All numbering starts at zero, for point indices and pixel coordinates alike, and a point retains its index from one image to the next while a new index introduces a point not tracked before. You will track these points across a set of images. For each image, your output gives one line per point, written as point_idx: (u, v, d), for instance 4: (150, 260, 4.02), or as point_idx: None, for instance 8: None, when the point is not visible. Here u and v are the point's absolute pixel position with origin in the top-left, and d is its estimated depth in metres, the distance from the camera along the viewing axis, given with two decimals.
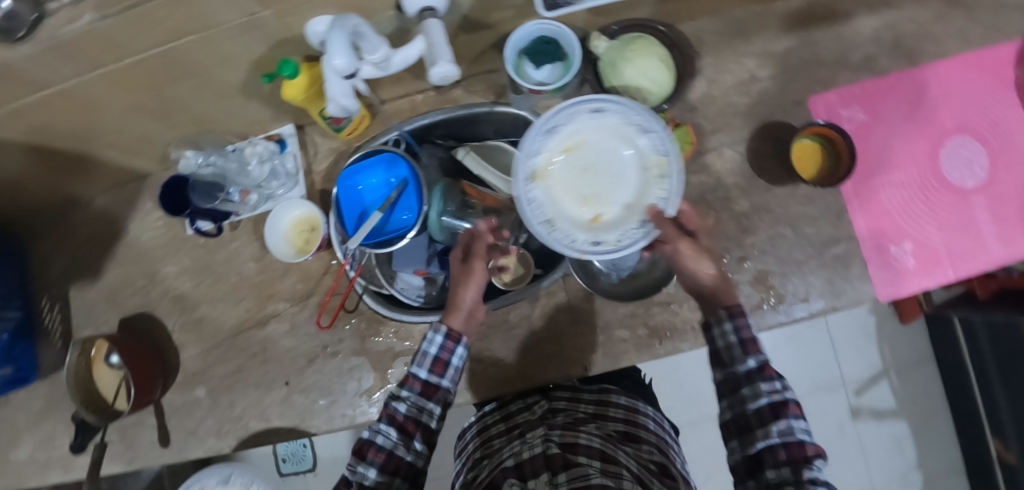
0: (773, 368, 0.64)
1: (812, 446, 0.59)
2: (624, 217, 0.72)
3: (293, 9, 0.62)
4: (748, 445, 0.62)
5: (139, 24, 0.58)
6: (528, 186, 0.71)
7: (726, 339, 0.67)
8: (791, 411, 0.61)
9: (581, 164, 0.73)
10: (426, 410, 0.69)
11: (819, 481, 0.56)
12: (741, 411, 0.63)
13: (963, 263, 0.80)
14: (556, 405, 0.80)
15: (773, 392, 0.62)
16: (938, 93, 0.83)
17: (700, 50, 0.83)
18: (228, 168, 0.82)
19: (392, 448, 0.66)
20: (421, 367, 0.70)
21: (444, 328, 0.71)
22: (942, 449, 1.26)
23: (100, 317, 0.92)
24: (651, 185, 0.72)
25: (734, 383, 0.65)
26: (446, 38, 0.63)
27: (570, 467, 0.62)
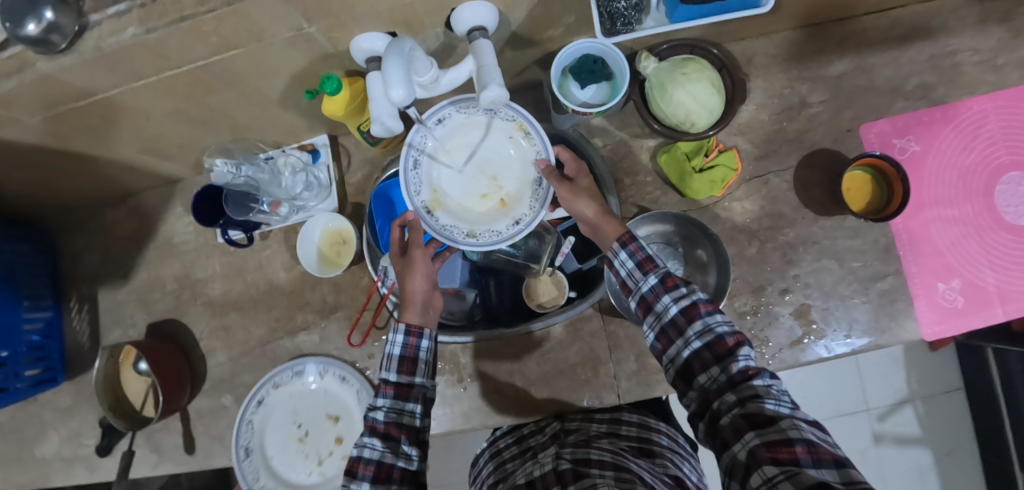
0: (676, 276, 0.61)
1: (732, 336, 0.56)
2: (526, 187, 0.73)
3: (340, 25, 0.60)
4: (675, 360, 0.59)
5: (185, 37, 0.56)
6: (433, 216, 0.72)
7: (625, 266, 0.64)
8: (703, 311, 0.58)
9: (462, 171, 0.74)
10: (406, 411, 0.66)
11: (754, 372, 0.54)
12: (659, 327, 0.60)
13: (1014, 304, 0.77)
14: (568, 426, 0.77)
15: (679, 298, 0.59)
16: (995, 126, 0.79)
17: (750, 72, 0.81)
18: (261, 179, 0.81)
19: (380, 458, 0.62)
20: (390, 371, 0.67)
21: (402, 326, 0.67)
22: (966, 479, 1.24)
23: (128, 319, 0.92)
24: (526, 147, 0.73)
25: (647, 304, 0.61)
26: (497, 60, 0.60)
27: (579, 479, 0.60)
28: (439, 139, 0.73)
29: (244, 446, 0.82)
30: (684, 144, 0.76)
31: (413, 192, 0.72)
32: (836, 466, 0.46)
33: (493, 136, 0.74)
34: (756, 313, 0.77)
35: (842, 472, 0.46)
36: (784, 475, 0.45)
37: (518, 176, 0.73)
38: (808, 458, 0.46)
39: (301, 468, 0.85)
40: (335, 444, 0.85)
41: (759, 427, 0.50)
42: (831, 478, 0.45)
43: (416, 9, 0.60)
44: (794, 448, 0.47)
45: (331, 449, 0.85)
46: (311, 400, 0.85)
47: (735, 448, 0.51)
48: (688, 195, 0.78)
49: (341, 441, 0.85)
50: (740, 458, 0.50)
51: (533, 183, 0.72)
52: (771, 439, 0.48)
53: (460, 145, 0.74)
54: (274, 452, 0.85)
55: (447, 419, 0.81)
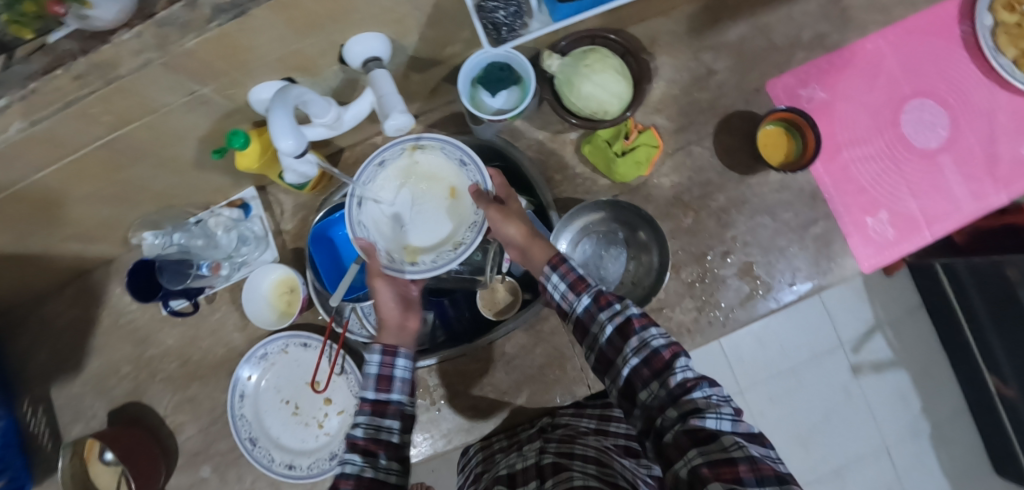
0: (609, 294, 0.62)
1: (667, 349, 0.57)
2: (459, 178, 0.73)
3: (234, 81, 0.60)
4: (617, 380, 0.60)
5: (75, 122, 0.56)
6: (420, 264, 0.71)
7: (558, 290, 0.65)
8: (637, 326, 0.59)
9: (409, 217, 0.73)
10: (383, 428, 0.64)
11: (692, 384, 0.55)
12: (597, 348, 0.62)
13: (939, 224, 0.81)
14: (558, 420, 0.76)
15: (613, 315, 0.61)
16: (891, 61, 0.83)
17: (654, 51, 0.83)
18: (194, 244, 0.79)
19: (359, 472, 0.60)
20: (367, 388, 0.66)
21: (377, 346, 0.67)
22: (943, 393, 1.30)
23: (89, 411, 0.88)
24: (433, 159, 0.73)
25: (583, 327, 0.63)
26: (396, 86, 0.60)
27: (558, 472, 0.60)
28: (367, 219, 0.72)
29: (247, 438, 0.80)
30: (603, 131, 0.78)
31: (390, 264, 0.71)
32: (779, 484, 0.46)
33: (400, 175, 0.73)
34: (703, 280, 0.79)
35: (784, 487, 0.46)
36: None
37: (443, 179, 0.74)
38: (750, 476, 0.47)
39: (303, 437, 0.82)
40: (328, 404, 0.82)
41: (700, 444, 0.51)
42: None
43: (307, 52, 0.60)
44: (737, 468, 0.48)
45: (326, 411, 0.82)
46: (292, 375, 0.83)
47: (678, 464, 0.52)
48: (617, 180, 0.80)
49: (331, 399, 0.82)
50: (683, 476, 0.51)
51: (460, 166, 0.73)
52: (714, 459, 0.49)
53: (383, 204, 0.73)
54: (277, 432, 0.82)
55: (428, 444, 0.81)
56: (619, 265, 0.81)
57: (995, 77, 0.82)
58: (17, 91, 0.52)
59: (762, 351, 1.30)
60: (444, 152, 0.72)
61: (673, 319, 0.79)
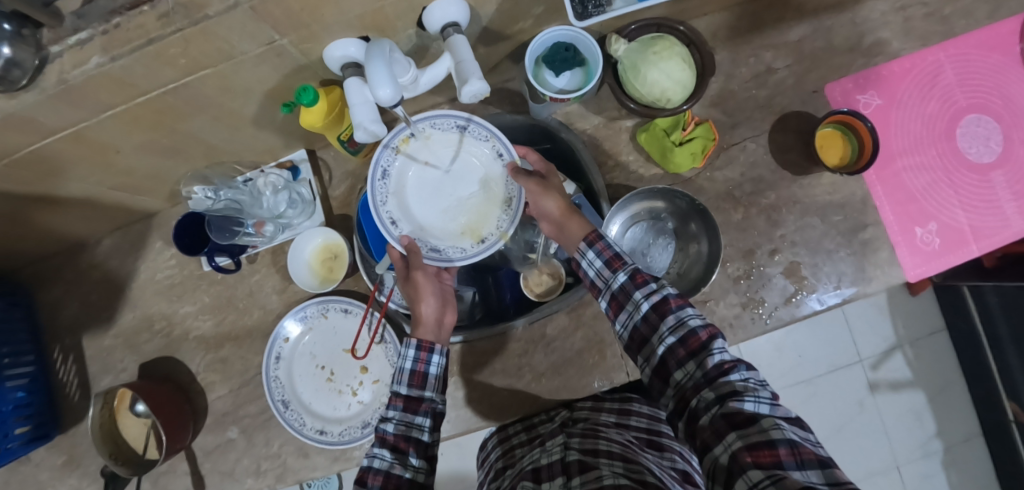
0: (645, 273, 0.63)
1: (704, 330, 0.58)
2: (467, 144, 0.73)
3: (313, 34, 0.59)
4: (651, 358, 0.60)
5: (154, 61, 0.55)
6: (487, 237, 0.71)
7: (593, 267, 0.66)
8: (674, 305, 0.60)
9: (444, 207, 0.73)
10: (414, 425, 0.65)
11: (729, 367, 0.55)
12: (632, 326, 0.62)
13: (987, 239, 0.81)
14: (576, 414, 0.75)
15: (649, 293, 0.61)
16: (949, 74, 0.83)
17: (716, 45, 0.83)
18: (242, 200, 0.79)
19: (388, 468, 0.61)
20: (400, 383, 0.67)
21: (414, 341, 0.68)
22: (959, 415, 1.29)
23: (118, 364, 0.87)
24: (426, 149, 0.73)
25: (618, 303, 0.63)
26: (473, 53, 0.60)
27: (584, 470, 0.59)
28: (410, 229, 0.72)
29: (280, 400, 0.80)
30: (662, 120, 0.77)
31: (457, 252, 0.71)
32: (820, 467, 0.45)
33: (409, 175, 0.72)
34: (749, 276, 0.79)
35: (827, 473, 0.45)
36: (769, 480, 0.44)
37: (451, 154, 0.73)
38: (791, 460, 0.45)
39: (336, 404, 0.81)
40: (363, 372, 0.82)
41: (738, 428, 0.49)
42: (815, 480, 0.44)
43: (387, 12, 0.59)
44: (777, 451, 0.46)
45: (360, 379, 0.82)
46: (329, 341, 0.83)
47: (717, 451, 0.50)
48: (671, 170, 0.80)
49: (368, 367, 0.82)
50: (722, 462, 0.49)
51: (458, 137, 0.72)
52: (753, 441, 0.48)
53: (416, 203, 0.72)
54: (310, 398, 0.81)
55: (461, 421, 0.80)
56: (666, 256, 0.81)
57: None
58: (100, 24, 0.52)
59: (777, 358, 1.31)
60: (438, 127, 0.72)
61: (716, 313, 0.78)
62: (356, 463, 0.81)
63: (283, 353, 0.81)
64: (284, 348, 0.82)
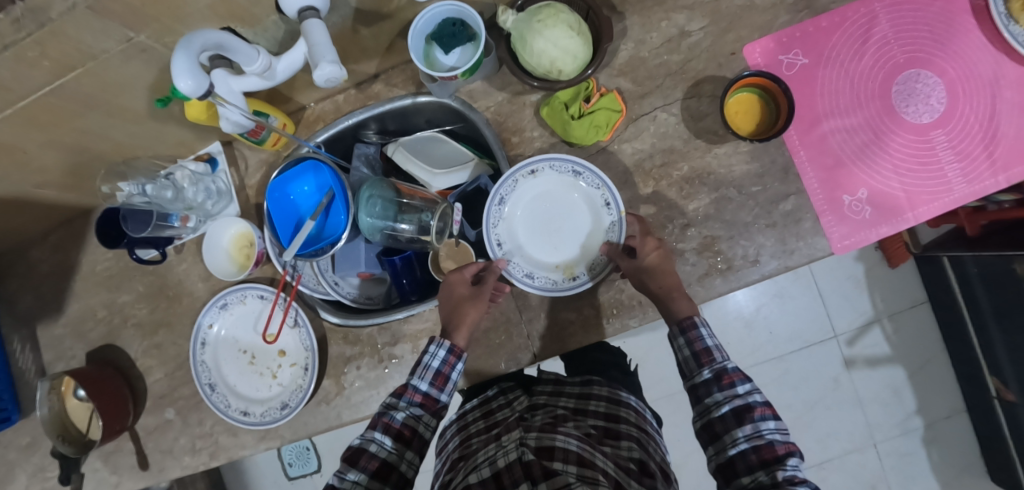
0: (731, 375, 0.65)
1: (782, 445, 0.59)
2: (581, 187, 0.75)
3: (167, 27, 0.60)
4: (721, 453, 0.62)
5: (15, 65, 0.57)
6: (580, 276, 0.75)
7: (681, 353, 0.69)
8: (756, 414, 0.61)
9: (545, 236, 0.77)
10: (422, 421, 0.69)
11: (799, 480, 0.55)
12: (707, 418, 0.64)
13: (924, 206, 0.75)
14: (536, 401, 0.85)
15: (732, 397, 0.63)
16: (886, 26, 0.76)
17: (624, 10, 0.79)
18: (163, 196, 0.81)
19: (386, 456, 0.65)
20: (422, 380, 0.71)
21: (447, 343, 0.72)
22: (942, 392, 1.22)
23: (68, 352, 0.93)
24: (539, 183, 0.77)
25: (698, 395, 0.66)
26: (328, 37, 0.59)
27: (550, 476, 0.60)
28: (513, 254, 0.77)
29: (207, 383, 0.84)
30: (561, 93, 0.75)
31: (552, 282, 0.75)
32: None
33: (520, 203, 0.77)
34: None
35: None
36: None
37: (563, 192, 0.77)
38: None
39: (258, 386, 0.84)
40: (281, 356, 0.84)
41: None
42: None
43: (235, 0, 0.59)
44: None
45: (279, 362, 0.84)
46: (248, 327, 0.85)
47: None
48: (575, 143, 0.77)
49: (285, 351, 0.84)
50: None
51: (576, 182, 0.75)
52: None
53: (523, 226, 0.77)
54: (235, 380, 0.85)
55: (377, 401, 0.80)
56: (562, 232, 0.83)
57: (1004, 47, 0.75)
58: None
59: (747, 335, 1.27)
60: (555, 168, 0.75)
61: (625, 291, 0.74)
62: (280, 442, 0.83)
63: (208, 338, 0.85)
64: (209, 333, 0.85)
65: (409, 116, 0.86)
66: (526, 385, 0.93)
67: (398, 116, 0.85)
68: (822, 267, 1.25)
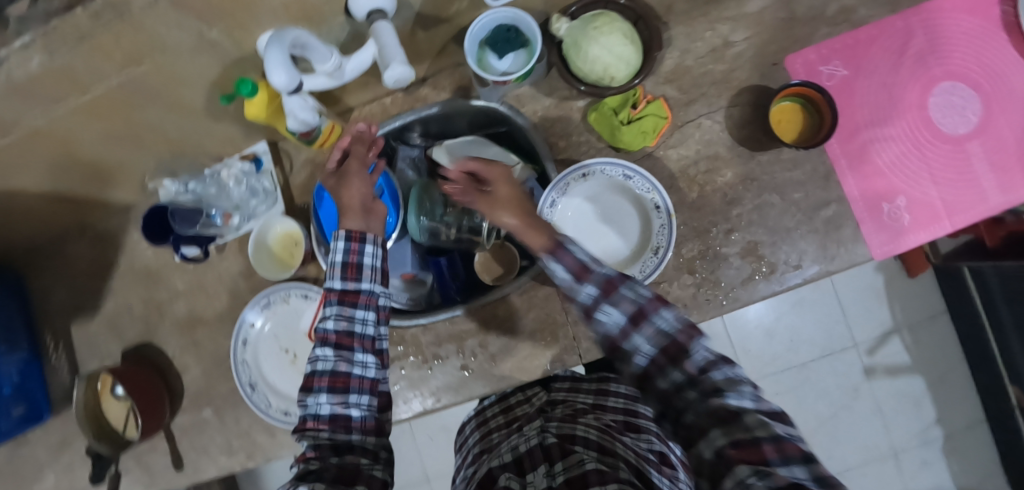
0: (611, 280, 0.56)
1: (683, 332, 0.53)
2: (631, 190, 0.77)
3: (241, 24, 0.61)
4: (631, 366, 0.54)
5: (91, 58, 0.57)
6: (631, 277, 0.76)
7: (562, 280, 0.57)
8: (649, 313, 0.53)
9: (595, 237, 0.79)
10: (356, 320, 0.62)
11: (712, 366, 0.51)
12: (606, 336, 0.55)
13: (961, 215, 0.77)
14: (555, 396, 0.83)
15: (624, 302, 0.54)
16: (923, 40, 0.79)
17: (669, 20, 0.81)
18: (207, 193, 0.85)
19: (334, 367, 0.60)
20: (334, 278, 0.63)
21: (343, 233, 0.64)
22: (960, 400, 1.23)
23: (103, 349, 0.92)
24: (589, 185, 0.79)
25: (589, 316, 0.56)
26: (398, 39, 0.61)
27: (566, 455, 0.60)
28: None
29: (248, 383, 0.84)
30: (610, 99, 0.77)
31: None
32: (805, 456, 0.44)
33: (571, 204, 0.79)
34: (704, 257, 0.77)
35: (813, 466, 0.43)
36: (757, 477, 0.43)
37: (614, 193, 0.79)
38: (776, 456, 0.43)
39: (299, 386, 0.85)
40: None
41: (722, 424, 0.47)
42: (801, 477, 0.42)
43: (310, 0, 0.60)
44: (763, 448, 0.44)
45: None
46: (292, 328, 0.86)
47: (701, 445, 0.48)
48: (622, 148, 0.78)
49: None
50: (706, 457, 0.48)
51: (628, 184, 0.77)
52: (738, 438, 0.46)
53: (573, 227, 0.80)
54: (277, 380, 0.85)
55: (420, 401, 0.81)
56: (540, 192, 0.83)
57: None
58: (38, 26, 0.54)
59: (769, 342, 1.28)
60: (606, 173, 0.77)
61: (671, 294, 0.77)
62: None
63: (250, 338, 0.85)
64: (251, 333, 0.85)
65: (453, 119, 0.87)
66: (545, 384, 0.92)
67: (443, 119, 0.86)
68: (843, 276, 1.27)
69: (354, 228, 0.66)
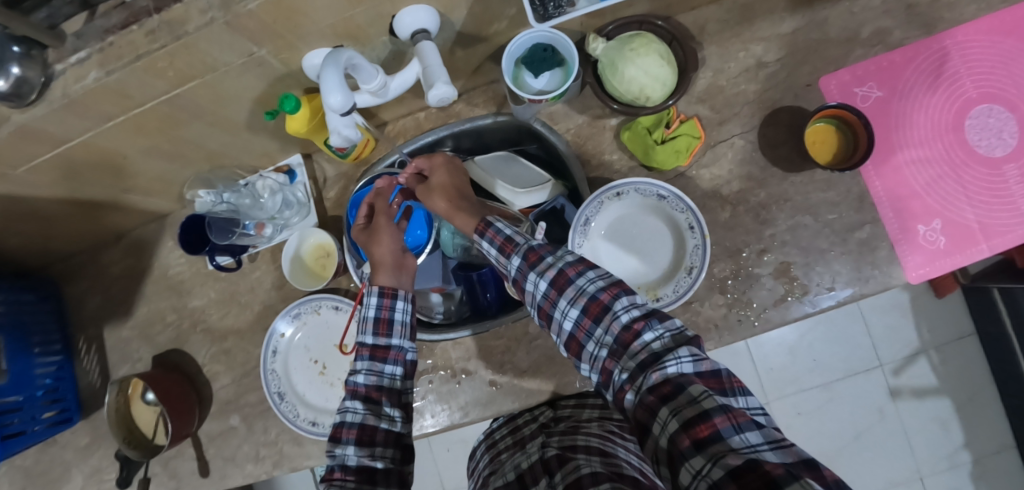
0: (536, 249, 0.61)
1: (604, 292, 0.55)
2: (665, 210, 0.78)
3: (290, 44, 0.62)
4: (561, 334, 0.58)
5: (144, 75, 0.59)
6: (663, 297, 0.76)
7: (491, 254, 0.65)
8: (569, 276, 0.57)
9: (626, 257, 0.79)
10: (385, 374, 0.66)
11: (640, 327, 0.52)
12: (536, 303, 0.59)
13: (998, 237, 0.77)
14: (560, 413, 0.76)
15: (545, 269, 0.59)
16: (958, 62, 0.79)
17: (703, 40, 0.81)
18: (242, 203, 0.85)
19: (362, 420, 0.62)
20: (366, 333, 0.68)
21: (376, 288, 0.70)
22: (989, 424, 1.21)
23: (134, 354, 0.93)
24: (618, 205, 0.79)
25: (520, 286, 0.61)
26: (440, 59, 0.63)
27: (564, 464, 0.59)
28: None
29: (276, 392, 0.84)
30: (644, 118, 0.77)
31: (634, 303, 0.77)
32: (757, 427, 0.42)
33: (602, 223, 0.79)
34: (736, 277, 0.77)
35: (764, 432, 0.42)
36: (712, 462, 0.41)
37: (647, 213, 0.79)
38: (729, 426, 0.42)
39: (327, 395, 0.85)
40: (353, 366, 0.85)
41: (668, 401, 0.46)
42: (756, 441, 0.41)
43: (357, 21, 0.62)
44: (712, 421, 0.43)
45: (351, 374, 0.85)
46: (322, 337, 0.86)
47: (655, 431, 0.47)
48: (655, 168, 0.79)
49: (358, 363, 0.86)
50: (663, 446, 0.46)
51: (660, 204, 0.78)
52: (687, 418, 0.44)
53: (604, 247, 0.80)
54: (305, 389, 0.86)
55: (446, 415, 0.81)
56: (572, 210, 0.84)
57: None
58: (95, 43, 0.56)
59: (792, 361, 1.27)
60: (640, 192, 0.77)
61: (702, 314, 0.77)
62: None
63: (278, 347, 0.86)
64: (279, 342, 0.86)
65: (485, 135, 0.88)
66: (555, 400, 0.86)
67: (475, 135, 0.88)
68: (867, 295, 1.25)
69: (386, 284, 0.71)
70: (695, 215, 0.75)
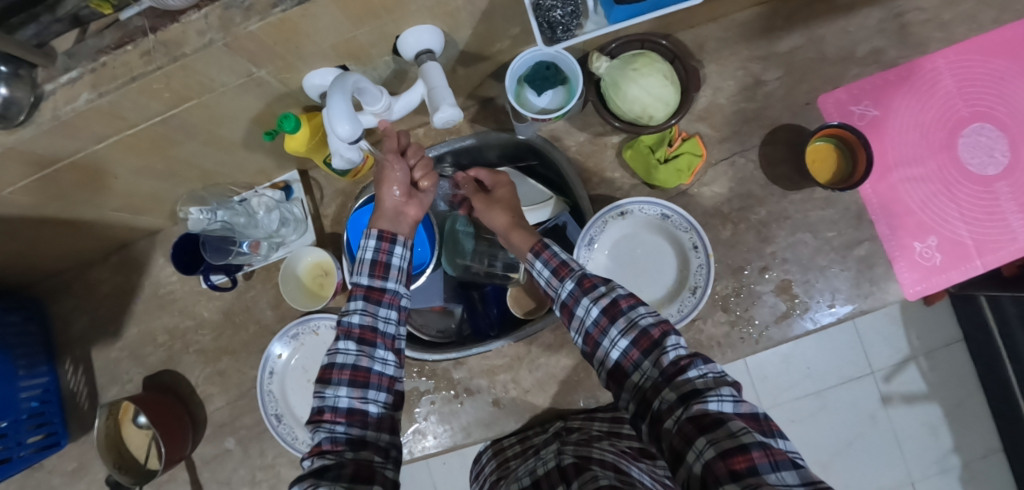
0: (592, 279, 0.62)
1: (656, 327, 0.56)
2: (669, 229, 0.78)
3: (291, 64, 0.61)
4: (606, 362, 0.58)
5: (139, 97, 0.57)
6: (667, 316, 0.76)
7: (543, 275, 0.65)
8: (624, 307, 0.58)
9: (630, 275, 0.79)
10: (380, 317, 0.62)
11: (686, 363, 0.52)
12: (584, 331, 0.60)
13: (992, 253, 0.78)
14: (570, 424, 0.75)
15: (598, 297, 0.60)
16: (951, 81, 0.80)
17: (702, 57, 0.82)
18: (238, 221, 0.79)
19: (355, 361, 0.58)
20: (362, 274, 0.64)
21: (375, 231, 0.66)
22: (977, 430, 1.24)
23: (124, 375, 0.91)
24: (623, 223, 0.79)
25: (569, 312, 0.62)
26: (446, 80, 0.62)
27: (581, 472, 0.57)
28: None
29: (274, 414, 0.82)
30: (646, 137, 0.77)
31: None
32: (794, 467, 0.42)
33: (607, 240, 0.79)
34: (738, 294, 0.77)
35: (800, 473, 0.42)
36: None
37: (651, 232, 0.79)
38: (765, 463, 0.42)
39: None
40: None
41: (707, 432, 0.46)
42: (791, 481, 0.41)
43: (360, 41, 0.60)
44: (751, 455, 0.43)
45: None
46: (320, 359, 0.85)
47: (689, 458, 0.46)
48: (657, 186, 0.79)
49: None
50: (696, 473, 0.45)
51: (665, 223, 0.77)
52: (725, 449, 0.44)
53: (608, 266, 0.79)
54: (302, 410, 0.84)
55: (448, 436, 0.81)
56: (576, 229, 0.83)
57: None
58: (88, 64, 0.54)
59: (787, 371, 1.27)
60: (644, 212, 0.77)
61: (705, 332, 0.77)
62: None
63: (274, 368, 0.84)
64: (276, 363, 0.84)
65: (485, 150, 0.87)
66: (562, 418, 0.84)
67: (475, 150, 0.86)
68: None
69: (385, 229, 0.68)
70: (698, 234, 0.75)
